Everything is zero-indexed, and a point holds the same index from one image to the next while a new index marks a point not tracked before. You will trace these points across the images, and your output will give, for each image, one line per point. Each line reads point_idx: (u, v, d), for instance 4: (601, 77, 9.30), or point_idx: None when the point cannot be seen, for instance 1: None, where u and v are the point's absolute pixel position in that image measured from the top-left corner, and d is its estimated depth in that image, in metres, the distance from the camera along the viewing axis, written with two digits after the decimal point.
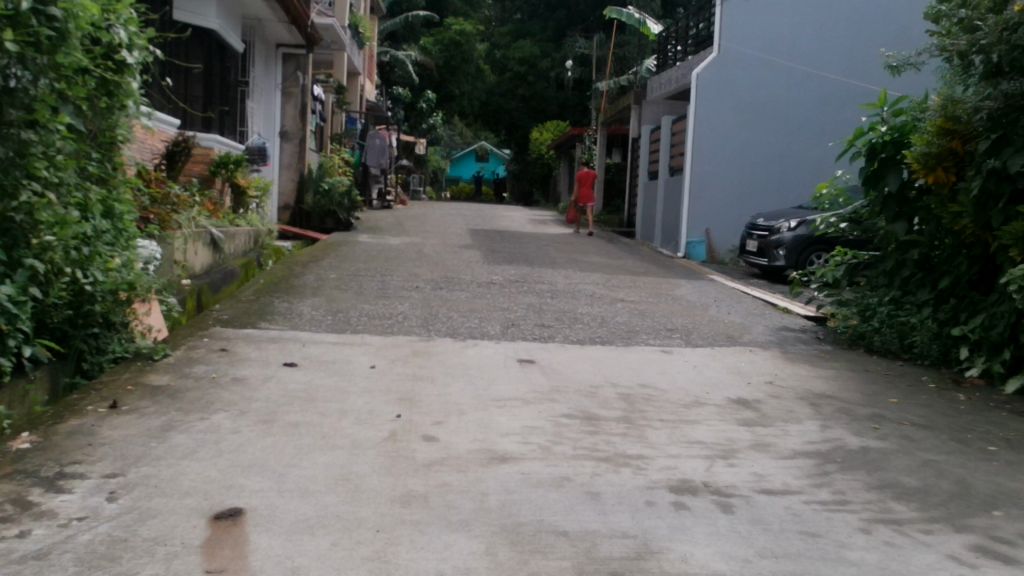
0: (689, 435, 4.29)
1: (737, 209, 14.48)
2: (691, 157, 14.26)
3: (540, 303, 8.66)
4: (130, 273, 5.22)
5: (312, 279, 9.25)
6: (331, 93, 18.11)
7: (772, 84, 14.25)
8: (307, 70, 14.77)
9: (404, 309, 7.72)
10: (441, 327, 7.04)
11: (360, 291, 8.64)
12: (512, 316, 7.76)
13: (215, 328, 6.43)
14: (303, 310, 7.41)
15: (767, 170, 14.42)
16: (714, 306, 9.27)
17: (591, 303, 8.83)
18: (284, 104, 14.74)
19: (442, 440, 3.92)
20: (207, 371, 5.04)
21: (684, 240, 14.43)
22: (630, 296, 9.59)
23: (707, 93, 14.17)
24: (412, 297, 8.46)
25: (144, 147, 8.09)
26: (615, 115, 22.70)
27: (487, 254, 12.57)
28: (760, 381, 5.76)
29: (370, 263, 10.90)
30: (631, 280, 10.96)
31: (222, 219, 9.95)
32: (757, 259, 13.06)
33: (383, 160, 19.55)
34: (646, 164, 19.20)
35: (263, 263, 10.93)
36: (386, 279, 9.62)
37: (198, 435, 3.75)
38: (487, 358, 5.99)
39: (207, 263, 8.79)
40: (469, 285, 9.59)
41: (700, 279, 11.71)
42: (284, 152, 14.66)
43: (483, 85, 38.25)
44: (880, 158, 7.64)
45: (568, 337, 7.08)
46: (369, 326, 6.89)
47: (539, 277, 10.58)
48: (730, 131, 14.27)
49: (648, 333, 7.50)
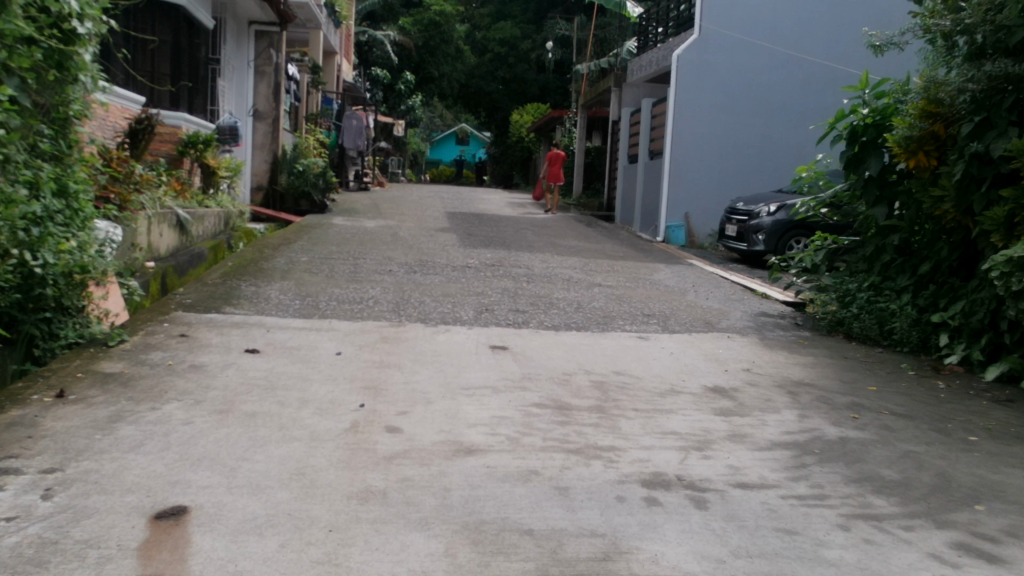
0: (663, 425, 4.15)
1: (717, 193, 14.37)
2: (671, 141, 14.13)
3: (514, 287, 8.51)
4: (84, 255, 5.01)
5: (283, 262, 9.03)
6: (306, 73, 17.80)
7: (752, 67, 14.12)
8: (281, 49, 14.45)
9: (375, 293, 7.54)
10: (413, 311, 6.88)
11: (330, 275, 8.44)
12: (485, 300, 7.60)
13: (177, 312, 6.23)
14: (270, 294, 7.21)
15: (748, 154, 14.31)
16: (692, 291, 9.15)
17: (566, 288, 8.68)
18: (257, 83, 14.42)
19: (406, 431, 3.76)
20: (164, 357, 4.84)
21: (663, 224, 14.32)
22: (607, 280, 9.45)
23: (687, 76, 14.02)
24: (384, 281, 8.28)
25: (105, 125, 7.81)
26: (595, 98, 22.53)
27: (464, 237, 12.38)
28: (737, 368, 5.64)
29: (343, 246, 10.69)
30: (609, 264, 10.81)
31: (191, 202, 9.74)
32: (736, 244, 12.96)
33: (360, 141, 19.28)
34: (625, 148, 19.04)
35: (234, 245, 10.71)
36: (359, 262, 9.43)
37: (146, 427, 3.55)
38: (459, 344, 5.83)
39: (174, 245, 8.59)
40: (444, 268, 9.43)
41: (678, 264, 11.59)
42: (257, 132, 14.36)
43: (463, 66, 37.81)
44: (861, 141, 7.52)
45: (543, 322, 6.92)
46: (338, 310, 6.71)
47: (516, 261, 10.41)
48: (711, 114, 14.13)
49: (624, 319, 7.35)
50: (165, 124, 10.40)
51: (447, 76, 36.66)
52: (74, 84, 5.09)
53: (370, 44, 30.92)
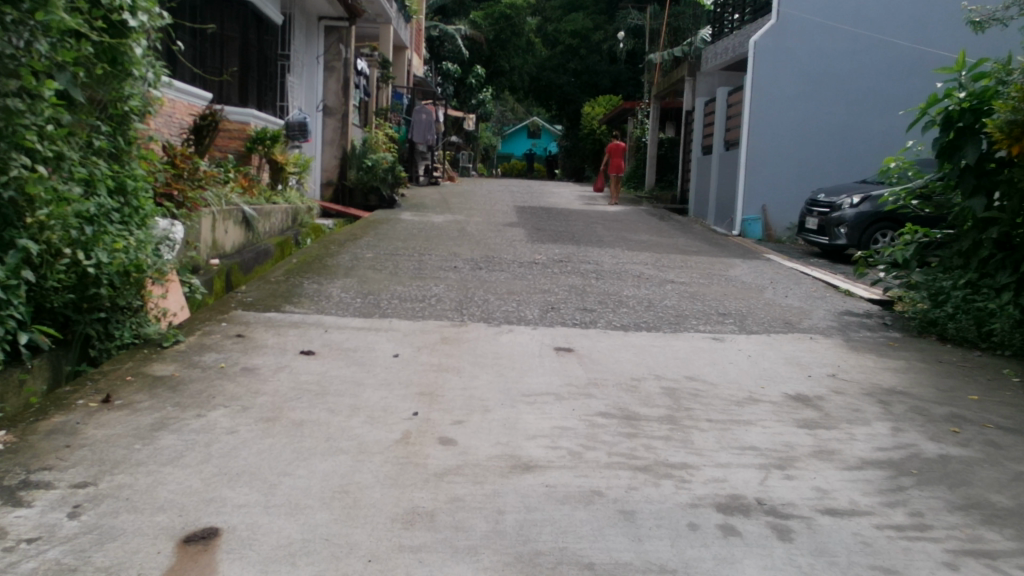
0: (741, 439, 3.80)
1: (797, 184, 13.77)
2: (748, 131, 13.58)
3: (583, 284, 8.19)
4: (140, 254, 4.87)
5: (347, 259, 8.91)
6: (376, 68, 17.74)
7: (834, 52, 13.47)
8: (349, 43, 14.34)
9: (438, 291, 7.32)
10: (477, 310, 6.63)
11: (393, 272, 8.26)
12: (551, 298, 7.31)
13: (236, 311, 6.10)
14: (332, 292, 7.05)
15: (829, 144, 13.66)
16: (771, 289, 8.68)
17: (636, 285, 8.32)
18: (325, 79, 14.24)
19: (460, 443, 3.50)
20: (217, 359, 4.69)
21: (739, 217, 13.76)
22: (680, 277, 9.05)
23: (764, 62, 13.45)
24: (448, 278, 8.06)
25: (171, 122, 7.76)
26: (668, 88, 21.97)
27: (532, 232, 12.12)
28: (821, 374, 5.23)
29: (409, 242, 10.53)
30: (682, 260, 10.40)
31: (258, 198, 9.71)
32: (817, 237, 12.35)
33: (429, 135, 19.16)
34: (700, 139, 18.46)
35: (301, 242, 10.65)
36: (424, 258, 9.24)
37: (189, 436, 3.38)
38: (523, 346, 5.55)
39: (240, 242, 8.53)
40: (510, 265, 9.16)
41: (756, 259, 11.09)
42: (326, 128, 14.30)
43: (534, 59, 37.58)
44: (957, 128, 6.91)
45: (611, 322, 6.59)
46: (400, 310, 6.50)
47: (585, 256, 10.09)
48: (789, 102, 13.53)
49: (698, 318, 6.97)
50: (232, 121, 10.37)
51: (517, 69, 36.37)
52: (130, 78, 5.02)
53: (441, 39, 30.81)
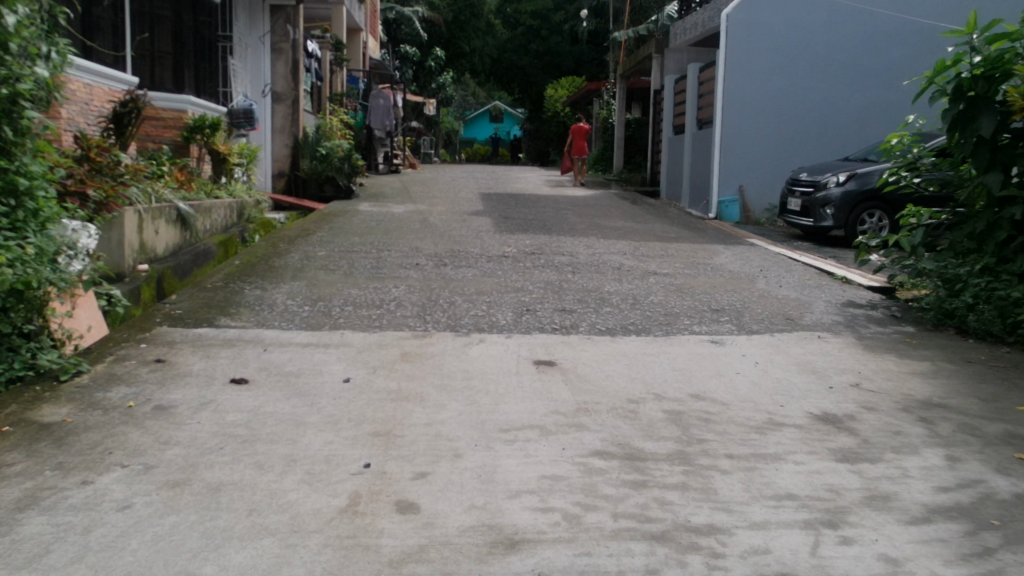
0: (774, 485, 3.07)
1: (774, 163, 13.14)
2: (721, 108, 12.91)
3: (559, 279, 7.42)
4: (30, 268, 4.06)
5: (297, 258, 8.05)
6: (328, 50, 16.74)
7: (811, 23, 12.81)
8: (297, 24, 13.33)
9: (399, 294, 6.51)
10: (442, 316, 5.84)
11: (347, 272, 7.43)
12: (525, 298, 6.53)
13: (162, 327, 5.24)
14: (275, 299, 6.19)
15: (807, 120, 13.03)
16: (763, 279, 7.98)
17: (618, 279, 7.57)
18: (272, 62, 13.18)
19: (425, 510, 2.73)
20: (125, 395, 3.85)
21: (715, 199, 13.12)
22: (663, 268, 8.31)
23: (739, 36, 12.78)
24: (409, 277, 7.25)
25: (87, 110, 6.87)
26: (635, 66, 21.24)
27: (499, 221, 11.34)
28: (843, 384, 4.52)
29: (367, 236, 9.68)
30: (662, 248, 9.67)
31: (196, 192, 8.83)
32: (801, 219, 11.72)
33: (388, 121, 18.32)
34: (670, 118, 17.75)
35: (248, 238, 9.76)
36: (382, 254, 8.42)
37: (63, 518, 2.57)
38: (496, 361, 4.76)
39: (176, 243, 7.66)
40: (477, 259, 8.36)
41: (739, 244, 10.41)
42: (275, 115, 13.31)
43: (495, 41, 36.72)
44: (969, 97, 6.25)
45: (595, 325, 5.84)
46: (353, 319, 5.67)
47: (558, 247, 9.33)
48: (765, 77, 12.88)
49: (690, 316, 6.23)
50: (165, 108, 9.43)
51: (478, 51, 35.34)
52: (10, 57, 4.27)
53: (399, 21, 29.71)
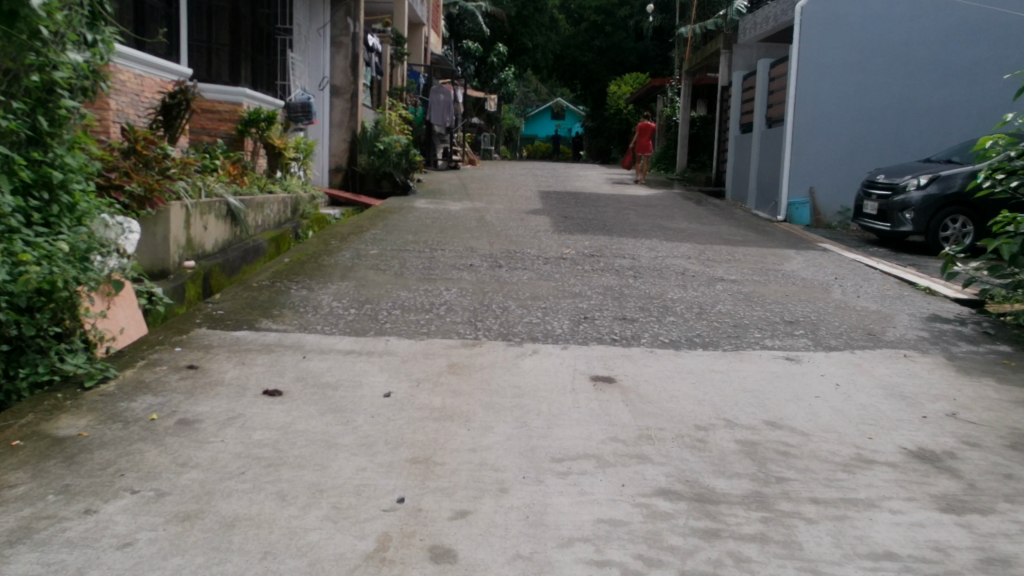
0: (869, 540, 2.66)
1: (849, 164, 12.50)
2: (793, 105, 12.34)
3: (620, 284, 7.01)
4: (58, 268, 3.79)
5: (348, 256, 7.79)
6: (389, 44, 16.54)
7: (891, 17, 12.12)
8: (358, 17, 13.01)
9: (450, 297, 6.19)
10: (494, 322, 5.49)
11: (398, 272, 7.13)
12: (583, 305, 6.14)
13: (200, 329, 4.99)
14: (321, 300, 5.93)
15: (886, 119, 12.34)
16: (839, 288, 7.45)
17: (682, 286, 7.12)
18: (331, 56, 12.96)
19: (463, 561, 2.40)
20: (148, 406, 3.58)
21: (785, 201, 12.57)
22: (731, 274, 7.83)
23: (813, 30, 12.21)
24: (462, 279, 6.92)
25: (137, 102, 6.68)
26: (701, 62, 20.61)
27: (558, 220, 10.95)
28: (938, 413, 4.04)
29: (421, 234, 9.39)
30: (729, 252, 9.17)
31: (249, 187, 8.65)
32: (877, 224, 11.07)
33: (448, 117, 18.06)
34: (737, 116, 17.12)
35: (301, 235, 9.56)
36: (435, 254, 8.11)
37: (58, 557, 2.31)
38: (550, 375, 4.39)
39: (226, 239, 7.47)
40: (533, 261, 8.00)
41: (811, 249, 9.85)
42: (334, 109, 13.09)
43: (558, 37, 36.29)
44: None
45: (658, 336, 5.42)
46: (400, 324, 5.36)
47: (618, 250, 8.91)
48: (840, 74, 12.26)
49: (761, 328, 5.77)
50: (221, 101, 9.25)
51: (540, 46, 34.95)
52: (46, 43, 4.01)
53: (462, 16, 29.47)
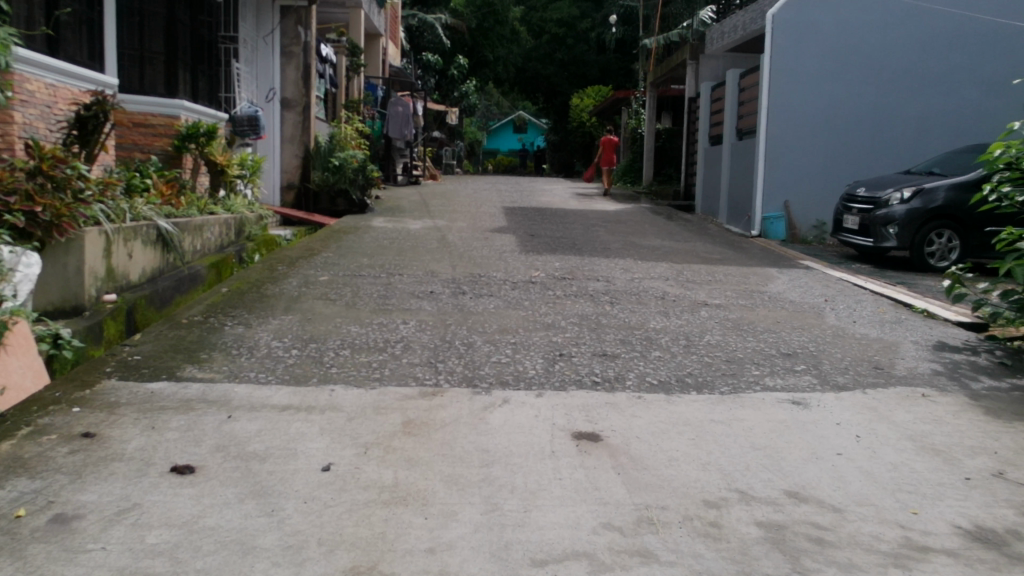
0: None
1: (823, 177, 12.04)
2: (766, 116, 11.80)
3: (596, 313, 6.37)
4: None
5: (295, 284, 7.05)
6: (344, 55, 15.80)
7: (864, 25, 11.71)
8: (310, 25, 12.26)
9: (408, 333, 5.48)
10: (457, 364, 4.80)
11: (349, 302, 6.41)
12: (558, 340, 5.48)
13: (110, 381, 4.23)
14: (260, 340, 5.18)
15: (862, 130, 11.89)
16: (832, 313, 6.87)
17: (664, 313, 6.49)
18: (281, 67, 12.19)
19: None
20: (20, 494, 2.83)
21: (759, 215, 12.02)
22: (714, 298, 7.23)
23: (785, 38, 11.71)
24: (422, 309, 6.22)
25: (48, 114, 5.90)
26: (666, 74, 20.17)
27: (525, 239, 10.31)
28: (983, 473, 3.45)
29: (377, 257, 8.67)
30: (708, 272, 8.58)
31: (185, 209, 7.88)
32: (858, 239, 10.55)
33: (407, 131, 17.36)
34: (705, 128, 16.64)
35: (246, 259, 8.80)
36: (393, 280, 7.41)
37: None
38: (524, 433, 3.70)
39: (156, 267, 6.69)
40: (499, 286, 7.32)
41: (793, 268, 9.31)
42: (285, 122, 12.32)
43: (520, 49, 35.80)
44: None
45: (644, 376, 4.77)
46: (348, 369, 4.64)
47: (591, 271, 8.28)
48: (814, 84, 11.80)
49: (757, 364, 5.16)
50: (155, 114, 8.41)
51: (502, 59, 34.40)
52: None
53: (421, 28, 28.82)
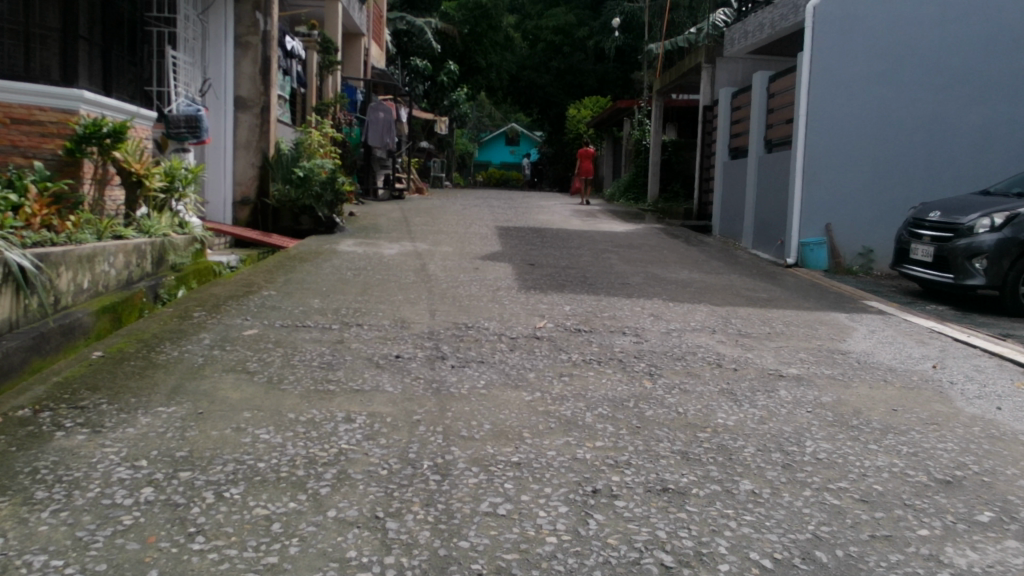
0: None
1: (871, 199, 10.05)
2: (805, 125, 9.87)
3: (634, 397, 4.35)
4: None
5: (205, 343, 5.02)
6: (315, 51, 13.82)
7: (921, 20, 9.79)
8: (270, 12, 10.26)
9: (350, 445, 3.45)
10: (422, 523, 2.77)
11: (273, 378, 4.37)
12: (585, 457, 3.45)
13: None
14: (97, 464, 3.11)
15: (915, 144, 9.95)
16: (958, 392, 4.89)
17: (731, 397, 4.48)
18: (234, 61, 10.18)
19: None
20: None
21: (796, 240, 10.05)
22: (789, 366, 5.25)
23: (829, 34, 9.78)
24: (378, 392, 4.20)
25: None
26: (674, 81, 18.22)
27: (523, 270, 8.31)
28: None
29: (333, 296, 6.67)
30: (763, 321, 6.60)
31: (71, 234, 5.87)
32: (931, 273, 8.58)
33: (388, 138, 15.44)
34: (724, 140, 14.68)
35: (162, 297, 6.77)
36: (346, 335, 5.39)
37: None
38: None
39: (4, 320, 4.63)
40: (491, 345, 5.31)
41: (864, 312, 7.36)
42: (239, 126, 10.29)
43: (513, 57, 34.01)
44: None
45: (743, 545, 2.77)
46: (224, 540, 2.60)
47: (612, 318, 6.29)
48: (862, 88, 9.87)
49: (913, 507, 3.17)
50: (43, 107, 6.24)
51: (495, 66, 32.47)
52: None
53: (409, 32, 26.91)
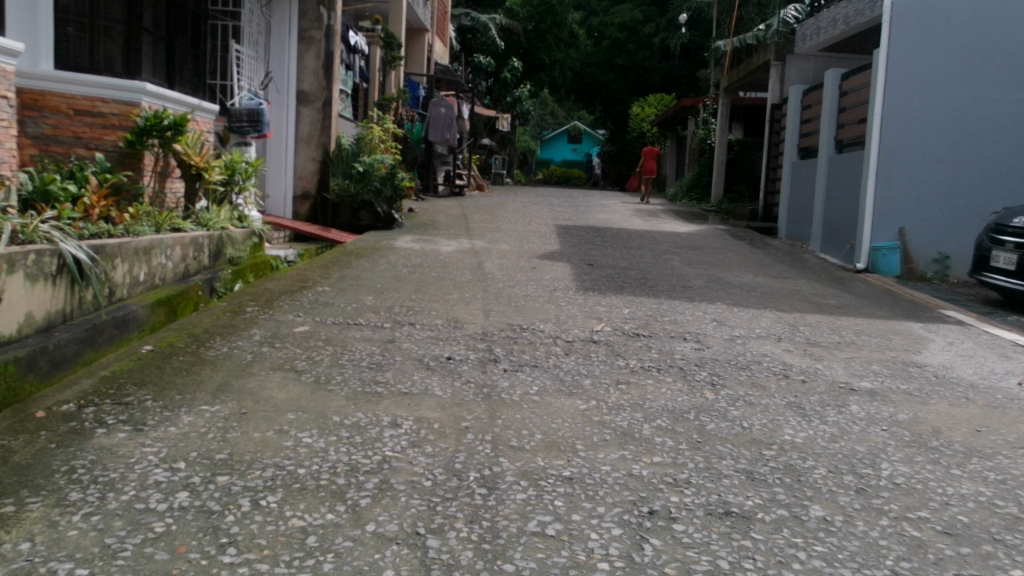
0: None
1: (948, 202, 9.55)
2: (880, 124, 9.45)
3: (695, 409, 4.12)
4: None
5: (254, 339, 4.94)
6: (378, 47, 13.80)
7: (1008, 13, 9.28)
8: (334, 7, 10.21)
9: (394, 452, 3.30)
10: (464, 542, 2.60)
11: (320, 378, 4.26)
12: (642, 474, 3.24)
13: None
14: (134, 465, 3.02)
15: (998, 144, 9.42)
16: None
17: (799, 412, 4.21)
18: (297, 55, 10.15)
19: None
20: None
21: (867, 244, 9.62)
22: (861, 379, 4.94)
23: (909, 28, 9.32)
24: (426, 396, 4.04)
25: None
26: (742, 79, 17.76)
27: (581, 270, 8.09)
28: None
29: (387, 294, 6.56)
30: (833, 329, 6.27)
31: (129, 226, 5.84)
32: (1016, 282, 8.09)
33: (449, 134, 15.35)
34: (792, 140, 14.21)
35: (217, 291, 6.73)
36: (397, 334, 5.25)
37: None
38: None
39: (58, 311, 4.60)
40: (546, 348, 5.12)
41: (942, 323, 6.96)
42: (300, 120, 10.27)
43: (578, 54, 33.71)
44: None
45: None
46: (257, 553, 2.47)
47: (672, 323, 6.04)
48: (941, 86, 9.39)
49: (1002, 543, 2.88)
50: (105, 99, 6.15)
51: (559, 63, 32.23)
52: None
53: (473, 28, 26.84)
